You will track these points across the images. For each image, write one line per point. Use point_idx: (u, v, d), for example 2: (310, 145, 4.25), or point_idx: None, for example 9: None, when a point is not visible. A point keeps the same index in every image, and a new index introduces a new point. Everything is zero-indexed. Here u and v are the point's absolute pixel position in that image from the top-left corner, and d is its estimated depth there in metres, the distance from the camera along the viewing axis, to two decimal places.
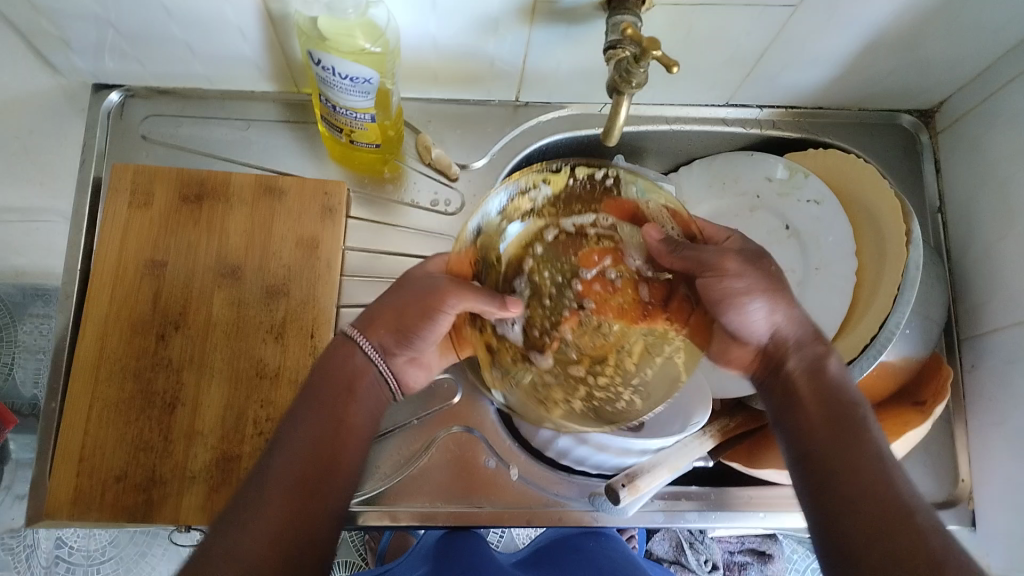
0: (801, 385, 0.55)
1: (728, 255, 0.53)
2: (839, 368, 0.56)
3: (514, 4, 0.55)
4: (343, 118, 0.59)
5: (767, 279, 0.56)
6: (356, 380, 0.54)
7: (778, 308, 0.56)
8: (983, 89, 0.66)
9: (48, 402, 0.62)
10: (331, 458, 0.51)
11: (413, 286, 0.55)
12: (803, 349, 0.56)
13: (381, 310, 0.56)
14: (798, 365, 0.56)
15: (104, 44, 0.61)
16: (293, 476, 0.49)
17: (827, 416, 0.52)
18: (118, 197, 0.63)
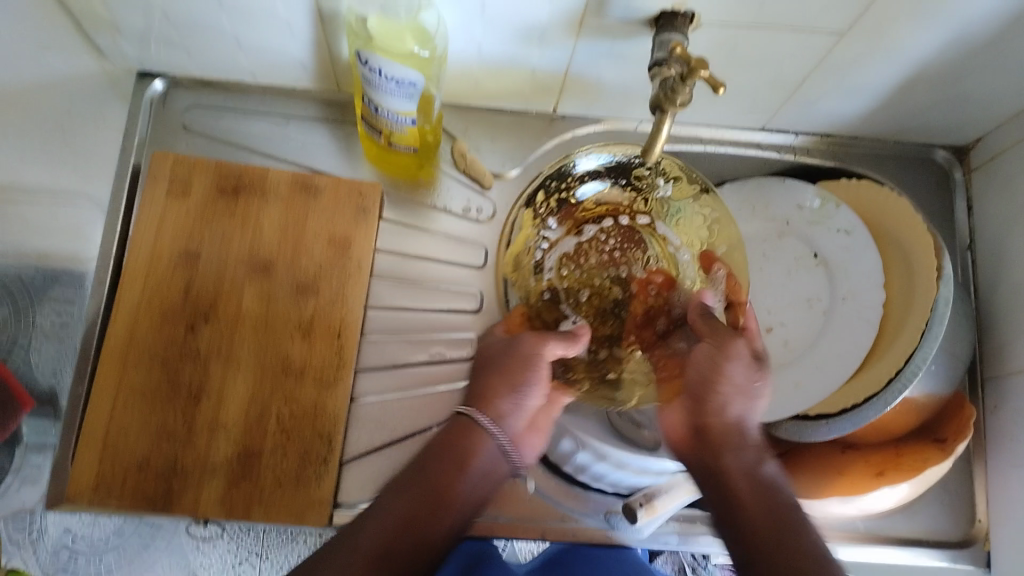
0: (739, 484, 0.51)
1: (723, 334, 0.56)
2: (775, 472, 0.53)
3: (563, 16, 0.55)
4: (384, 120, 0.60)
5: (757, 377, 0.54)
6: (468, 460, 0.53)
7: (746, 405, 0.54)
8: (1020, 129, 0.66)
9: (75, 386, 0.63)
10: (419, 525, 0.49)
11: (505, 358, 0.57)
12: (746, 445, 0.54)
13: (489, 386, 0.56)
14: (736, 464, 0.52)
15: (153, 31, 0.61)
16: (372, 545, 0.47)
17: (765, 512, 0.49)
18: (156, 185, 0.63)
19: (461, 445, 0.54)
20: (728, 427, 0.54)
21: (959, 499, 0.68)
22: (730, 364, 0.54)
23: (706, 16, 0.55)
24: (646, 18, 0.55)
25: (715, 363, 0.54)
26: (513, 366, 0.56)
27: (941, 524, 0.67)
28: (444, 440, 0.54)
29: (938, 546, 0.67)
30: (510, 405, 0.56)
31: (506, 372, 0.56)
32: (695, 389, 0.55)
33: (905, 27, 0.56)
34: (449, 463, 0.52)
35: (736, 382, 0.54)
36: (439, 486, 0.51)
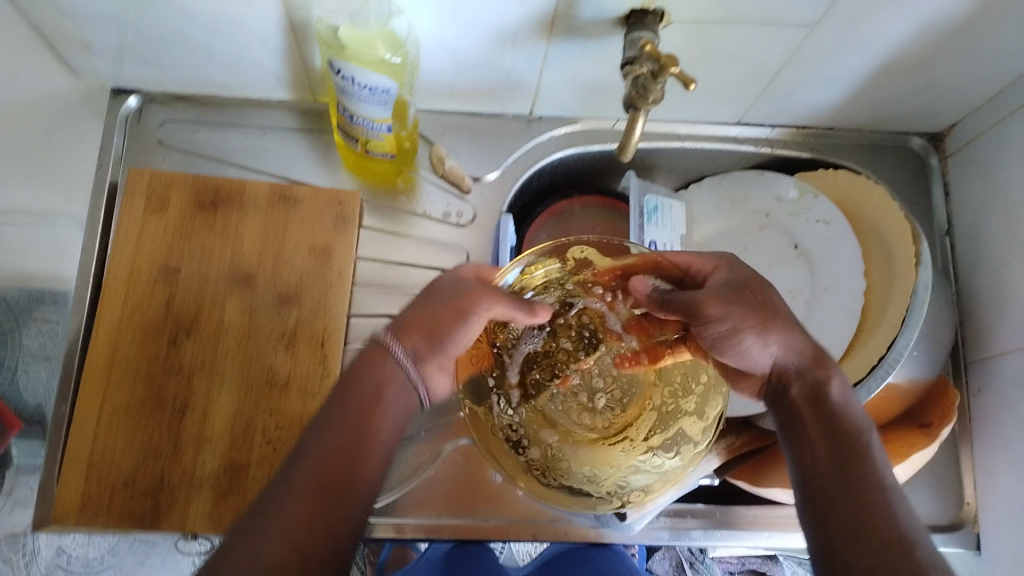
0: (803, 411, 0.51)
1: (709, 296, 0.50)
2: (842, 391, 0.51)
3: (534, 17, 0.55)
4: (361, 128, 0.60)
5: (761, 312, 0.50)
6: (379, 396, 0.48)
7: (767, 339, 0.51)
8: (993, 114, 0.67)
9: (58, 406, 0.63)
10: (352, 465, 0.45)
11: (429, 294, 0.51)
12: (809, 370, 0.51)
13: (410, 324, 0.50)
14: (800, 390, 0.51)
15: (125, 48, 0.61)
16: (301, 491, 0.43)
17: (833, 443, 0.49)
18: (134, 202, 0.63)
19: (375, 377, 0.49)
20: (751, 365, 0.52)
21: (946, 482, 0.69)
22: (716, 312, 0.50)
23: (676, 13, 0.55)
24: (616, 17, 0.55)
25: (698, 304, 0.50)
26: (439, 298, 0.51)
27: (930, 509, 0.68)
28: (359, 369, 0.49)
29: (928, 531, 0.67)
30: (428, 341, 0.50)
31: (434, 321, 0.50)
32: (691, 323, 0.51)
33: (873, 17, 0.56)
34: (364, 399, 0.48)
35: (743, 325, 0.50)
36: (358, 419, 0.47)
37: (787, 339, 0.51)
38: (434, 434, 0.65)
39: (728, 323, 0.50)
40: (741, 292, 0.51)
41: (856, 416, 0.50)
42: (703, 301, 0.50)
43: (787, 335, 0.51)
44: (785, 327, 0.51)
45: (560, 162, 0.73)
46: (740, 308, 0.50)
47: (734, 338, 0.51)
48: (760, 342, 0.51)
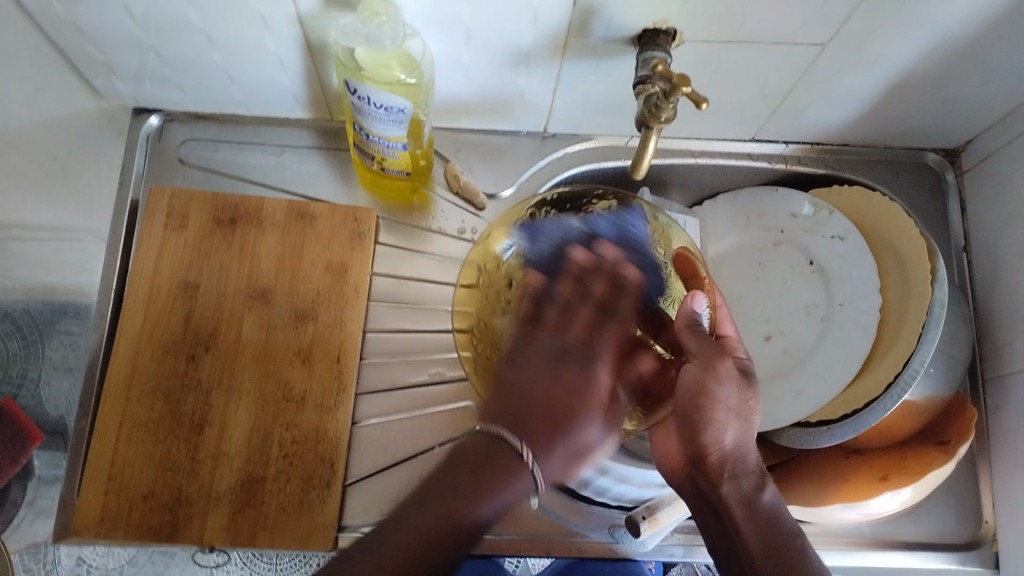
0: (737, 516, 0.52)
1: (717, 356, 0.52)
2: (773, 497, 0.54)
3: (546, 39, 0.56)
4: (375, 146, 0.61)
5: (744, 405, 0.54)
6: (493, 457, 0.50)
7: (741, 427, 0.53)
8: (1010, 129, 0.67)
9: (78, 419, 0.63)
10: (467, 514, 0.49)
11: (526, 363, 0.52)
12: (744, 471, 0.54)
13: (530, 404, 0.51)
14: (733, 493, 0.53)
15: (146, 70, 0.63)
16: (414, 545, 0.47)
17: (767, 541, 0.51)
18: (154, 219, 0.64)
19: (498, 466, 0.50)
20: (728, 454, 0.53)
21: (965, 499, 0.68)
22: (722, 387, 0.52)
23: (688, 33, 0.55)
24: (628, 36, 0.55)
25: (702, 382, 0.52)
26: (538, 380, 0.52)
27: (947, 526, 0.67)
28: (474, 454, 0.51)
29: (946, 549, 0.66)
30: (546, 438, 0.51)
31: (549, 401, 0.51)
32: (682, 413, 0.53)
33: (885, 35, 0.56)
34: (479, 473, 0.50)
35: (729, 405, 0.53)
36: (479, 489, 0.49)
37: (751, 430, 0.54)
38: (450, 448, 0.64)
39: (728, 391, 0.52)
40: (744, 379, 0.55)
41: (786, 521, 0.53)
42: (720, 359, 0.52)
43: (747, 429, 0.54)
44: (750, 429, 0.54)
45: (574, 179, 0.73)
46: (710, 403, 0.52)
47: (735, 414, 0.53)
48: (751, 419, 0.54)
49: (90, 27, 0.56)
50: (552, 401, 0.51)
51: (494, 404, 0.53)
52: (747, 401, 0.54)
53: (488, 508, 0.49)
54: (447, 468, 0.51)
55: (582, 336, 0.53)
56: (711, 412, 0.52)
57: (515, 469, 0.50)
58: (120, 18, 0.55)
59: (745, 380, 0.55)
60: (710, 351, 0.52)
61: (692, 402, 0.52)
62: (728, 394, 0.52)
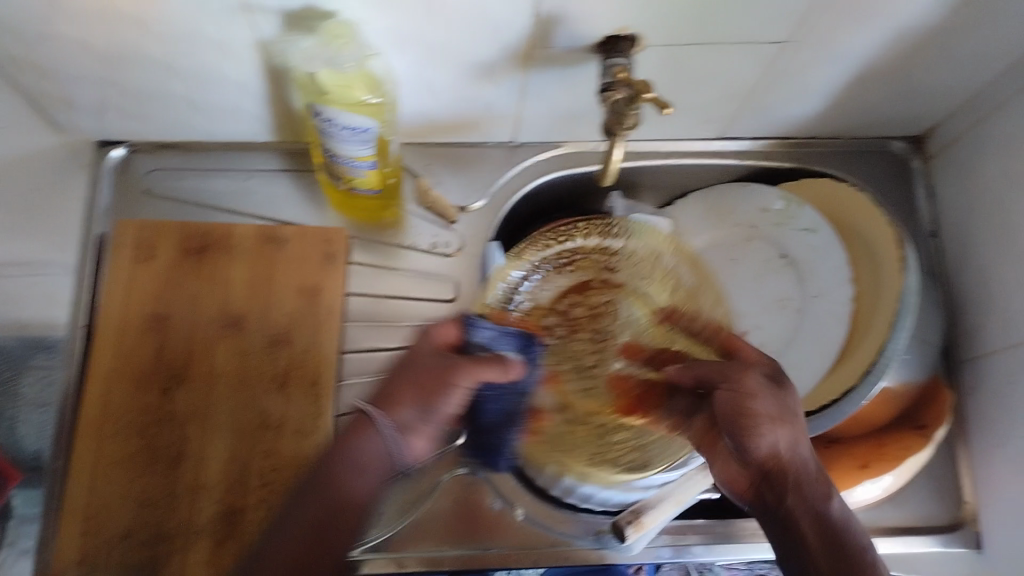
0: (807, 531, 0.52)
1: (748, 373, 0.55)
2: (841, 506, 0.54)
3: (509, 51, 0.56)
4: (343, 167, 0.60)
5: (785, 405, 0.55)
6: (356, 437, 0.57)
7: (788, 433, 0.54)
8: (971, 114, 0.68)
9: (53, 461, 0.63)
10: (324, 519, 0.54)
11: (406, 359, 0.59)
12: (811, 483, 0.54)
13: (402, 387, 0.57)
14: (806, 512, 0.53)
15: (105, 102, 0.61)
16: (301, 536, 0.53)
17: (828, 540, 0.52)
18: (121, 251, 0.63)
19: (336, 469, 0.55)
20: (785, 459, 0.54)
21: (945, 482, 0.69)
22: (757, 399, 0.54)
23: (652, 38, 0.55)
24: (591, 45, 0.55)
25: (738, 401, 0.54)
26: (417, 360, 0.58)
27: (929, 510, 0.68)
28: (352, 434, 0.57)
29: (928, 533, 0.67)
30: (414, 411, 0.57)
31: (424, 385, 0.57)
32: (729, 426, 0.55)
33: (845, 30, 0.57)
34: (336, 455, 0.56)
35: (770, 415, 0.54)
36: (329, 478, 0.55)
37: (800, 439, 0.54)
38: (431, 465, 0.65)
39: (766, 405, 0.54)
40: (773, 385, 0.55)
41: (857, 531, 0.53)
42: (741, 378, 0.55)
43: (800, 437, 0.54)
44: (798, 433, 0.54)
45: (544, 187, 0.73)
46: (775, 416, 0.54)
47: (779, 423, 0.54)
48: (797, 422, 0.54)
49: (45, 63, 0.55)
50: (394, 389, 0.58)
51: (382, 386, 0.59)
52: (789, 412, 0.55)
53: (376, 466, 0.57)
54: (322, 462, 0.56)
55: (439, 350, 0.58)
56: (753, 419, 0.54)
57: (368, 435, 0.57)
58: (74, 53, 0.54)
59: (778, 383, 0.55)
60: (735, 372, 0.55)
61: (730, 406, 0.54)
62: (762, 405, 0.54)
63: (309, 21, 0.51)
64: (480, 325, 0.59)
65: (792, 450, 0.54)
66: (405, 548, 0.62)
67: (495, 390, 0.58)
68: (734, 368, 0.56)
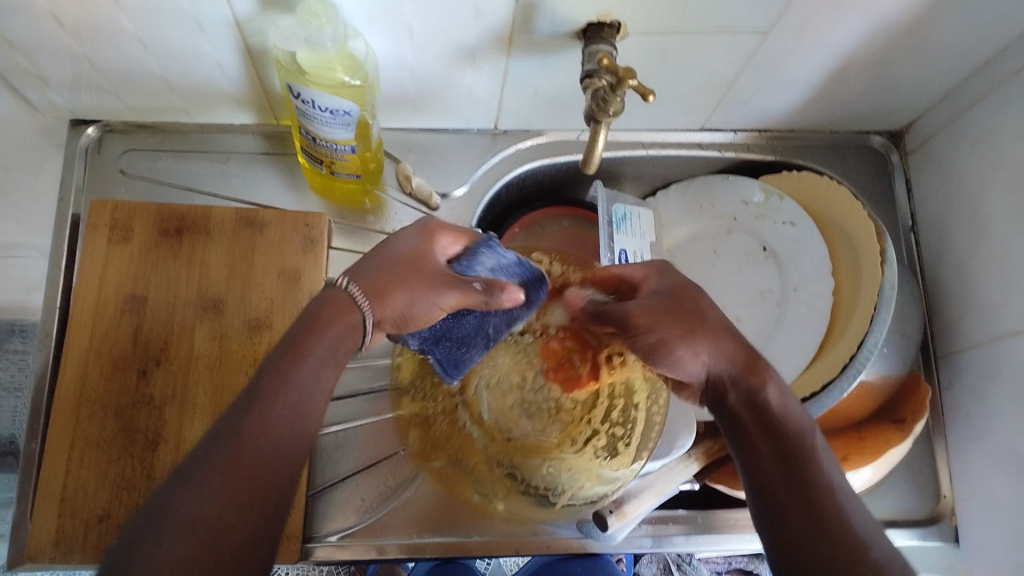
0: (748, 420, 0.51)
1: (640, 309, 0.52)
2: (778, 394, 0.51)
3: (490, 35, 0.55)
4: (324, 150, 0.60)
5: (688, 321, 0.52)
6: (331, 320, 0.49)
7: (698, 340, 0.52)
8: (950, 110, 0.68)
9: (28, 444, 0.62)
10: (256, 432, 0.43)
11: (386, 241, 0.53)
12: (744, 377, 0.52)
13: (385, 278, 0.50)
14: (748, 406, 0.52)
15: (81, 79, 0.61)
16: (220, 486, 0.40)
17: (772, 429, 0.50)
18: (97, 233, 0.62)
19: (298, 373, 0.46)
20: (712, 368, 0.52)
21: (924, 475, 0.69)
22: (662, 328, 0.52)
23: (632, 25, 0.55)
24: (573, 30, 0.55)
25: (647, 343, 0.52)
26: (399, 253, 0.51)
27: (908, 503, 0.68)
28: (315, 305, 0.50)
29: (907, 526, 0.68)
30: (400, 303, 0.50)
31: (414, 268, 0.51)
32: (643, 351, 0.53)
33: (823, 22, 0.57)
34: (288, 355, 0.46)
35: (676, 339, 0.52)
36: (281, 381, 0.45)
37: (715, 346, 0.52)
38: None
39: (660, 334, 0.52)
40: (670, 302, 0.53)
41: (796, 416, 0.51)
42: (634, 314, 0.52)
43: (716, 341, 0.52)
44: (710, 339, 0.52)
45: (525, 175, 0.73)
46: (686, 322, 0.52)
47: (684, 352, 0.52)
48: (708, 317, 0.53)
49: (18, 38, 0.54)
50: (398, 253, 0.51)
51: (366, 260, 0.52)
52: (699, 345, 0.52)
53: (307, 371, 0.46)
54: (274, 360, 0.47)
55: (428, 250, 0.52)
56: (668, 341, 0.52)
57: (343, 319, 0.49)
58: (47, 28, 0.53)
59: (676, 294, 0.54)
60: (626, 314, 0.52)
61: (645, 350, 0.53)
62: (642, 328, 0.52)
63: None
64: (488, 250, 0.52)
65: (709, 364, 0.52)
66: (388, 535, 0.62)
67: (475, 314, 0.52)
68: (631, 306, 0.52)
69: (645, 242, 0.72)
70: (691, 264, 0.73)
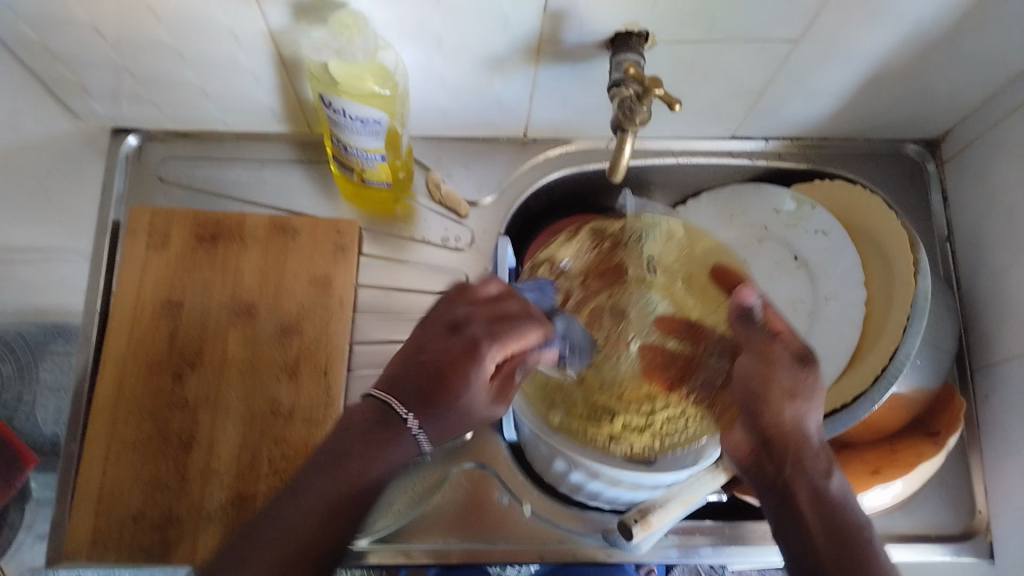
0: (804, 500, 0.50)
1: (773, 346, 0.53)
2: (841, 486, 0.51)
3: (518, 45, 0.56)
4: (354, 158, 0.61)
5: (800, 381, 0.52)
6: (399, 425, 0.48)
7: (797, 409, 0.52)
8: (986, 119, 0.67)
9: (68, 446, 0.63)
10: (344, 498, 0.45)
11: (426, 333, 0.50)
12: (808, 456, 0.52)
13: (415, 376, 0.48)
14: (803, 484, 0.51)
15: (122, 89, 0.62)
16: (290, 532, 0.44)
17: (825, 510, 0.50)
18: (136, 239, 0.64)
19: (371, 455, 0.46)
20: (790, 431, 0.52)
21: (958, 491, 0.68)
22: (777, 369, 0.52)
23: (660, 35, 0.55)
24: (600, 40, 0.55)
25: (762, 371, 0.53)
26: (437, 342, 0.49)
27: (941, 519, 0.67)
28: (368, 417, 0.47)
29: (938, 541, 0.66)
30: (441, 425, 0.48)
31: (423, 383, 0.48)
32: (746, 401, 0.53)
33: (856, 31, 0.56)
34: (363, 442, 0.46)
35: (786, 388, 0.52)
36: (363, 467, 0.46)
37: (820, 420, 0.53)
38: (440, 459, 0.65)
39: (788, 378, 0.52)
40: (798, 361, 0.53)
41: (855, 513, 0.50)
42: (768, 347, 0.53)
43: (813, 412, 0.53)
44: (812, 407, 0.53)
45: (555, 184, 0.73)
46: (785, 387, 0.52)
47: (798, 398, 0.52)
48: (817, 398, 0.53)
49: (62, 49, 0.56)
50: (436, 363, 0.48)
51: (396, 369, 0.50)
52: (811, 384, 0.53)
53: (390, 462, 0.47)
54: (336, 436, 0.47)
55: (488, 318, 0.50)
56: (773, 399, 0.52)
57: (396, 435, 0.47)
58: (91, 41, 0.55)
59: (802, 361, 0.53)
60: (761, 344, 0.54)
61: (749, 389, 0.53)
62: (746, 367, 0.53)
63: (318, 12, 0.52)
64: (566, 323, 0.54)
65: (807, 423, 0.52)
66: (410, 540, 0.62)
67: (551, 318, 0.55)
68: (763, 339, 0.54)
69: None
70: None
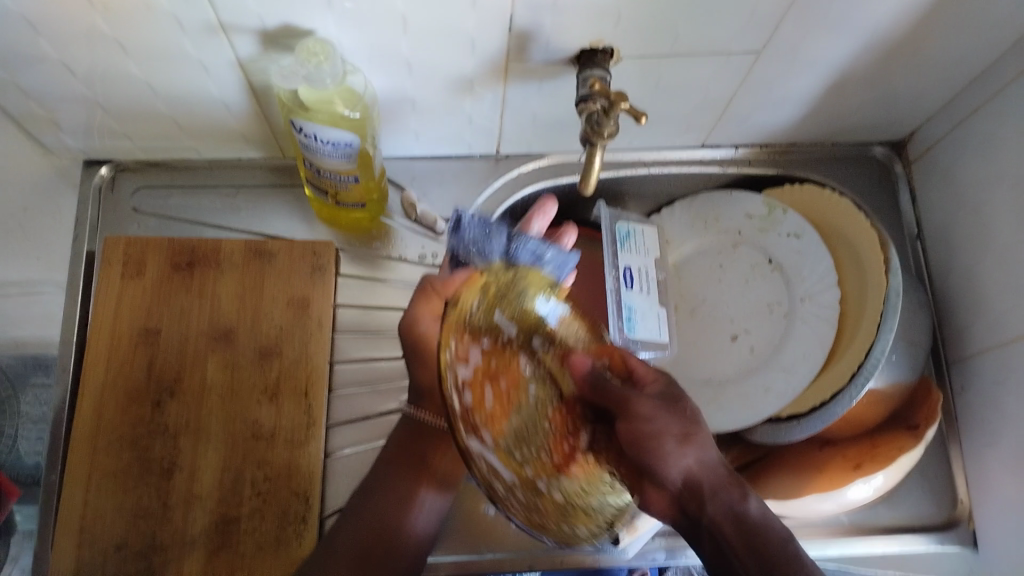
0: (725, 532, 0.47)
1: (642, 398, 0.51)
2: (761, 507, 0.48)
3: (485, 65, 0.57)
4: (328, 180, 0.61)
5: (686, 422, 0.50)
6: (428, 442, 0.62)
7: (694, 451, 0.49)
8: (950, 118, 0.68)
9: (48, 475, 0.63)
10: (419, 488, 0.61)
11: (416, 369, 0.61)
12: (722, 485, 0.49)
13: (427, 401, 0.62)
14: (721, 513, 0.48)
15: (93, 123, 0.62)
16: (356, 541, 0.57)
17: (746, 540, 0.47)
18: (111, 268, 0.64)
19: (405, 478, 0.61)
20: (696, 471, 0.49)
21: (939, 483, 0.69)
22: (664, 416, 0.50)
23: (625, 50, 0.56)
24: (567, 56, 0.56)
25: (640, 429, 0.50)
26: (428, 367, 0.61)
27: (923, 511, 0.68)
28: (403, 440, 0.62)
29: (923, 531, 0.67)
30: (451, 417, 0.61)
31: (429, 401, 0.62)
32: (636, 453, 0.50)
33: (818, 39, 0.57)
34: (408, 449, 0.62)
35: (675, 434, 0.49)
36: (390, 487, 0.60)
37: (702, 454, 0.49)
38: None
39: (661, 422, 0.50)
40: (667, 403, 0.51)
41: (778, 529, 0.48)
42: (634, 402, 0.51)
43: (704, 449, 0.49)
44: (704, 444, 0.50)
45: (530, 198, 0.74)
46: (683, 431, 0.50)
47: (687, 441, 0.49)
48: (694, 438, 0.49)
49: (30, 86, 0.56)
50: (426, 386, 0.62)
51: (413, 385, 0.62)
52: (678, 426, 0.49)
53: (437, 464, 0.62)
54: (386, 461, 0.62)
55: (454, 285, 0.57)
56: (656, 449, 0.49)
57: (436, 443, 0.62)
58: (59, 76, 0.55)
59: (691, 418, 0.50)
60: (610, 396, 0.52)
61: (640, 445, 0.49)
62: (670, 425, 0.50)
63: (286, 40, 0.52)
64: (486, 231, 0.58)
65: (693, 467, 0.49)
66: None
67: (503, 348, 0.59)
68: (634, 397, 0.51)
69: (653, 300, 0.72)
70: (698, 280, 0.74)
